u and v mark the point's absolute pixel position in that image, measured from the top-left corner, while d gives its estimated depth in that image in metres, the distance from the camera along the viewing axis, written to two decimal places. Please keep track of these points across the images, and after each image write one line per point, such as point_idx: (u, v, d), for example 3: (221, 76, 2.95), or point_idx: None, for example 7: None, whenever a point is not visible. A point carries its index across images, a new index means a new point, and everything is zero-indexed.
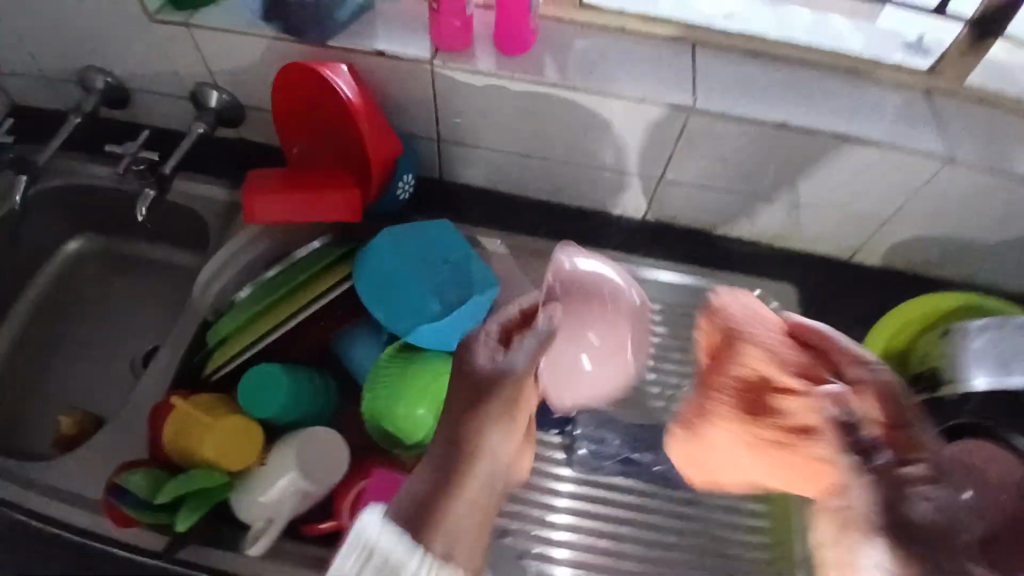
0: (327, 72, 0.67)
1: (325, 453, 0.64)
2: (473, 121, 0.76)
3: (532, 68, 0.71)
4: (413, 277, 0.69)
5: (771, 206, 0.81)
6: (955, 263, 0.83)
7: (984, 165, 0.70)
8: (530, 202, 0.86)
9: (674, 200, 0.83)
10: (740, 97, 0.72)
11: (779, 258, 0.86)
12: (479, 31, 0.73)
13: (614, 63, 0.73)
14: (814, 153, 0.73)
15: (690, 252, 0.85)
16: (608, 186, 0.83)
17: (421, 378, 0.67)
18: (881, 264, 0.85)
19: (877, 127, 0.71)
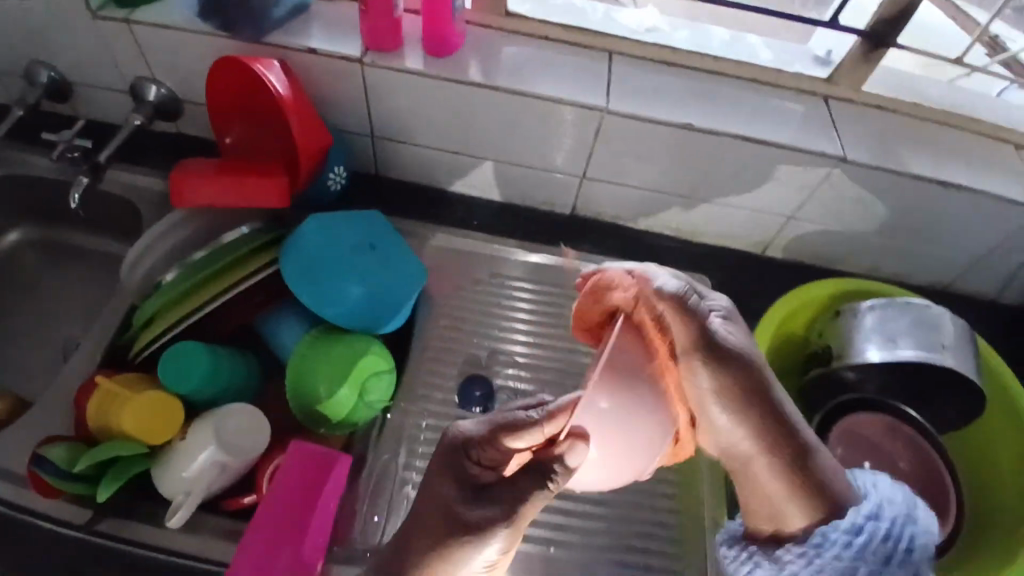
0: (260, 66, 0.71)
1: (244, 427, 0.66)
2: (403, 116, 0.80)
3: (457, 68, 0.76)
4: (341, 258, 0.72)
5: (687, 203, 0.86)
6: (859, 256, 0.90)
7: (871, 164, 0.77)
8: (463, 197, 0.90)
9: (596, 197, 0.88)
10: (650, 101, 0.77)
11: (699, 252, 0.92)
12: (408, 33, 0.78)
13: (533, 64, 0.79)
14: (720, 154, 0.78)
15: (613, 246, 0.90)
16: (536, 184, 0.87)
17: (342, 354, 0.69)
18: (792, 258, 0.92)
19: (775, 130, 0.77)
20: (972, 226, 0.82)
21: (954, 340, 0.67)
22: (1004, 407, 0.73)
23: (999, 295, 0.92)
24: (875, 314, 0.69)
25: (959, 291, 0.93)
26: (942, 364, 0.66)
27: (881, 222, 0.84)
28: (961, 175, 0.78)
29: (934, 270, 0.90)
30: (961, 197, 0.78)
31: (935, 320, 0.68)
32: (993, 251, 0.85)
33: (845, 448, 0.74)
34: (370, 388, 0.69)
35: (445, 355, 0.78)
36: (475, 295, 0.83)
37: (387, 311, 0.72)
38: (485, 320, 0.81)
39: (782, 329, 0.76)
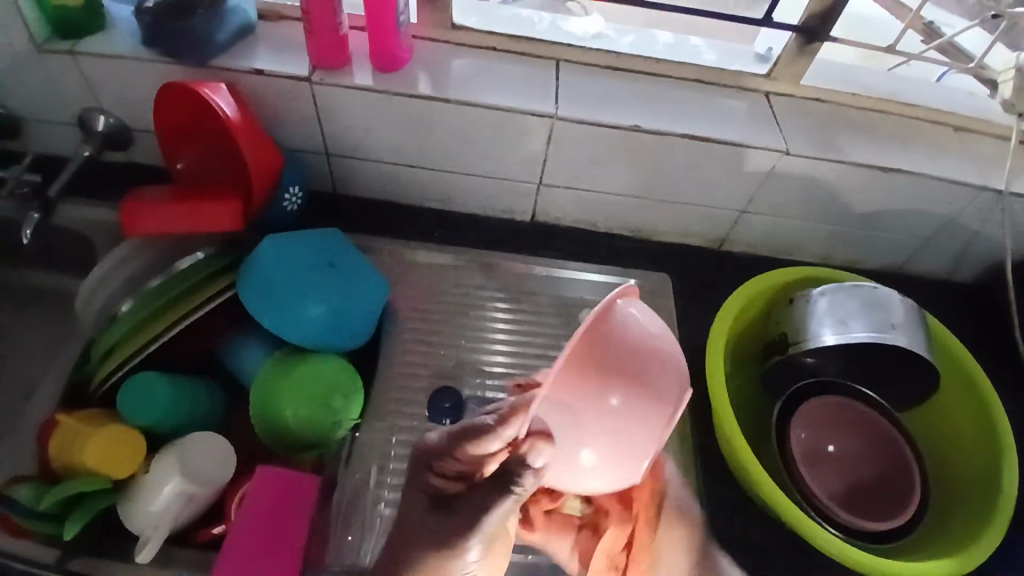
0: (206, 91, 0.71)
1: (209, 455, 0.65)
2: (356, 133, 0.80)
3: (406, 81, 0.77)
4: (299, 277, 0.70)
5: (643, 203, 0.88)
6: (812, 245, 0.92)
7: (816, 155, 0.79)
8: (424, 210, 0.90)
9: (556, 202, 0.89)
10: (598, 105, 0.79)
11: (658, 251, 0.93)
12: (355, 50, 0.78)
13: (482, 75, 0.80)
14: (670, 153, 0.80)
15: (575, 250, 0.91)
16: (493, 193, 0.88)
17: (304, 373, 0.68)
18: (748, 251, 0.94)
19: (721, 127, 0.80)
20: (916, 208, 0.85)
21: (903, 317, 0.70)
22: (951, 371, 0.76)
23: (948, 274, 0.95)
24: (827, 300, 0.71)
25: (910, 272, 0.96)
26: (893, 342, 0.69)
27: (830, 210, 0.86)
28: (901, 160, 0.81)
29: (888, 254, 0.93)
30: (903, 180, 0.81)
31: (884, 300, 0.70)
32: (938, 231, 0.88)
33: (802, 435, 0.75)
34: (337, 407, 0.68)
35: (412, 368, 0.77)
36: (439, 305, 0.83)
37: (350, 328, 0.72)
38: (450, 330, 0.81)
39: (740, 320, 0.78)
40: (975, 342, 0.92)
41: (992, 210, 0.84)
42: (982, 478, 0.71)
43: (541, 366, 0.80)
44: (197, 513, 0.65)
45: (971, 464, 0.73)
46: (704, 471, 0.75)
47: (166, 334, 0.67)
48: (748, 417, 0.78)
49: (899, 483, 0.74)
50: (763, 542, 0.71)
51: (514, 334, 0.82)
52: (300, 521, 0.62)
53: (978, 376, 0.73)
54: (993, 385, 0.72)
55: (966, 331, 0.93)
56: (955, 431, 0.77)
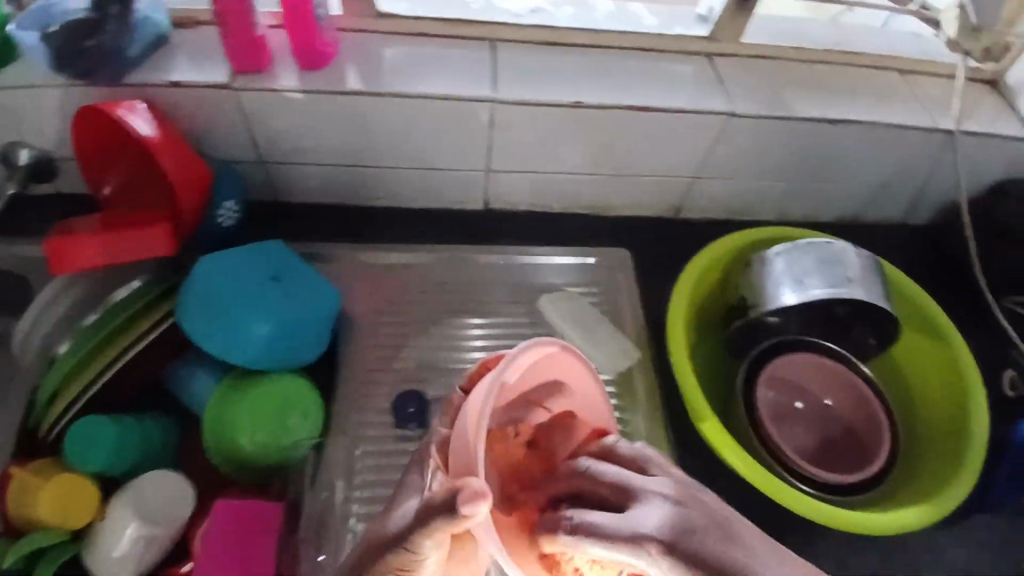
0: (120, 112, 0.66)
1: (169, 494, 0.63)
2: (288, 137, 0.76)
3: (332, 78, 0.73)
4: (240, 298, 0.67)
5: (599, 178, 0.85)
6: (767, 204, 0.91)
7: (764, 115, 0.77)
8: (371, 209, 0.87)
9: (507, 187, 0.86)
10: (537, 84, 0.76)
11: (615, 226, 0.92)
12: (277, 49, 0.74)
13: (413, 64, 0.76)
14: (617, 126, 0.78)
15: (531, 234, 0.89)
16: (438, 185, 0.85)
17: (259, 394, 0.66)
18: (705, 217, 0.93)
19: (663, 97, 0.77)
20: (867, 159, 0.84)
21: (859, 270, 0.70)
22: (914, 313, 0.76)
23: (906, 219, 0.95)
24: (783, 259, 0.71)
25: (870, 221, 0.95)
26: (850, 295, 0.69)
27: (782, 168, 0.85)
28: (849, 112, 0.80)
29: (845, 205, 0.91)
30: (851, 131, 0.80)
31: (840, 255, 0.70)
32: (893, 178, 0.87)
33: (770, 394, 0.75)
34: (292, 427, 0.66)
35: (375, 378, 0.75)
36: (394, 308, 0.80)
37: (304, 342, 0.70)
38: (407, 332, 0.79)
39: (700, 288, 0.77)
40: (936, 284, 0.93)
41: (942, 151, 0.84)
42: (952, 424, 0.71)
43: None
44: (163, 554, 0.63)
45: (938, 412, 0.74)
46: (678, 447, 0.75)
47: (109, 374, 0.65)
48: (718, 386, 0.77)
49: (868, 439, 0.74)
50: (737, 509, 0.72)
51: (475, 329, 0.80)
52: (272, 551, 0.60)
53: (941, 321, 0.74)
54: (957, 328, 0.72)
55: (927, 274, 0.93)
56: (917, 380, 0.77)
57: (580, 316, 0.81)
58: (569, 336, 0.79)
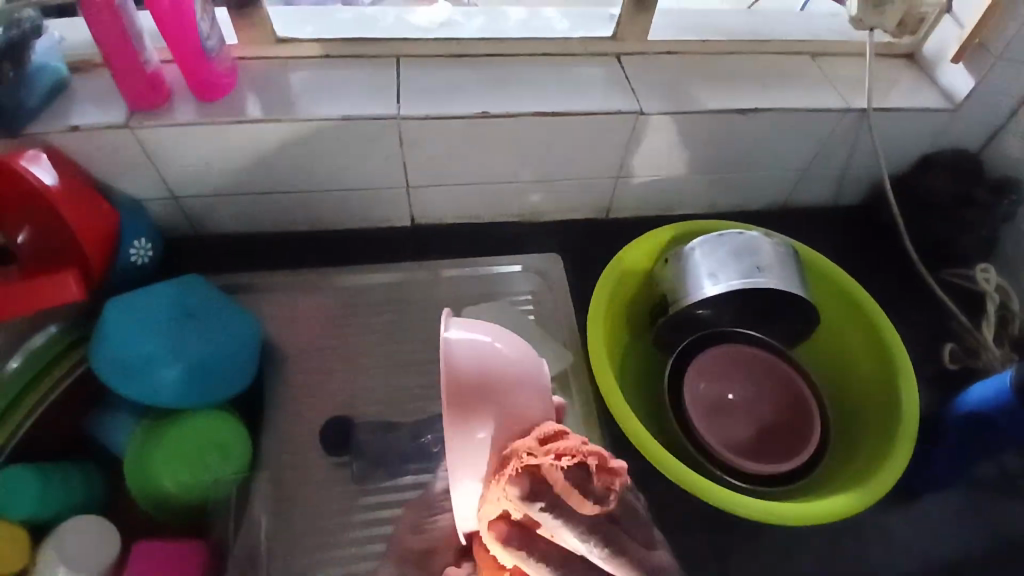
0: (22, 163, 0.66)
1: (92, 541, 0.62)
2: (199, 172, 0.76)
3: (232, 109, 0.72)
4: (155, 338, 0.67)
5: (521, 185, 0.85)
6: (695, 197, 0.91)
7: (673, 111, 0.77)
8: (295, 235, 0.86)
9: (429, 202, 0.85)
10: (442, 97, 0.75)
11: (547, 231, 0.91)
12: (173, 84, 0.73)
13: (316, 88, 0.75)
14: (528, 132, 0.77)
15: (461, 246, 0.88)
16: (359, 206, 0.84)
17: (180, 433, 0.66)
18: (634, 214, 0.93)
19: (572, 100, 0.77)
20: (786, 145, 0.84)
21: (771, 258, 0.70)
22: (837, 293, 0.77)
23: (836, 200, 0.95)
24: (698, 253, 0.72)
25: (801, 205, 0.94)
26: (763, 284, 0.69)
27: (701, 161, 0.85)
28: (762, 99, 0.79)
29: (772, 192, 0.92)
30: (766, 118, 0.80)
31: (751, 245, 0.71)
32: (815, 162, 0.87)
33: (700, 385, 0.76)
34: (214, 464, 0.66)
35: (304, 407, 0.74)
36: (321, 333, 0.79)
37: (224, 377, 0.69)
38: (336, 358, 0.78)
39: (623, 287, 0.77)
40: (871, 261, 0.92)
41: (858, 128, 0.82)
42: (880, 409, 0.71)
43: (435, 375, 0.77)
44: None
45: (869, 396, 0.74)
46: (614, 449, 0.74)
47: (35, 420, 0.67)
48: (648, 384, 0.77)
49: (798, 426, 0.74)
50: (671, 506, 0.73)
51: (405, 347, 0.79)
52: None
53: (862, 299, 0.74)
54: (877, 305, 0.73)
55: (864, 252, 0.93)
56: (848, 365, 0.77)
57: None
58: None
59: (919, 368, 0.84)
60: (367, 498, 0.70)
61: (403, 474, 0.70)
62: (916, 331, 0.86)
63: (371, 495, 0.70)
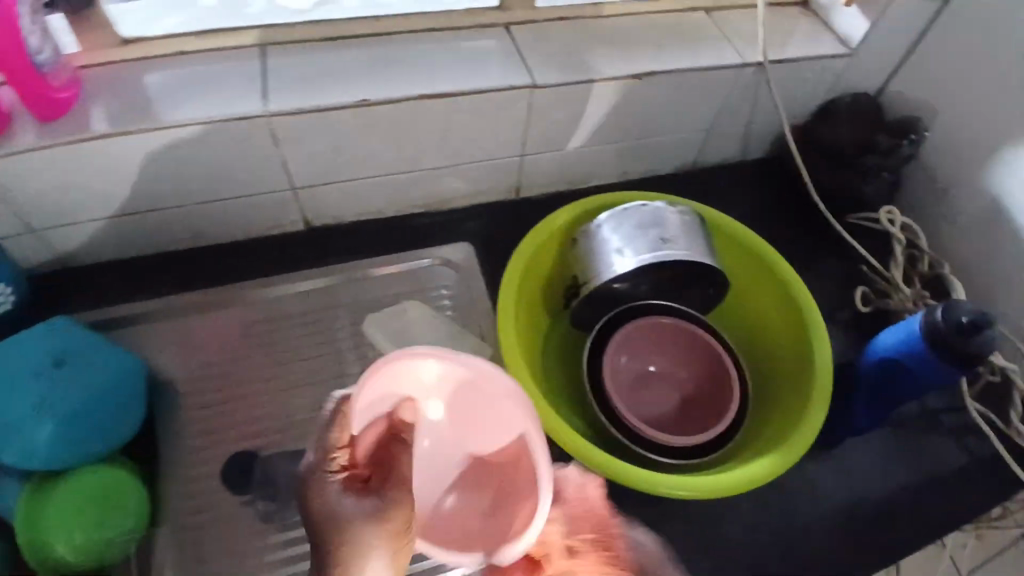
0: None
1: None
2: (52, 201, 0.67)
3: (75, 127, 0.63)
4: (20, 394, 0.61)
5: (420, 174, 0.80)
6: (604, 167, 0.88)
7: (568, 82, 0.74)
8: (179, 254, 0.78)
9: (323, 202, 0.79)
10: (317, 89, 0.69)
11: (457, 218, 0.87)
12: (10, 106, 0.64)
13: (175, 91, 0.67)
14: (417, 119, 0.72)
15: (364, 245, 0.83)
16: (244, 215, 0.77)
17: (63, 493, 0.61)
18: (545, 191, 0.89)
19: (461, 79, 0.72)
20: (690, 105, 0.82)
21: (677, 229, 0.69)
22: (742, 251, 0.76)
23: (746, 156, 0.93)
24: (606, 227, 0.70)
25: (712, 164, 0.93)
26: (670, 255, 0.68)
27: (605, 130, 0.82)
28: (658, 62, 0.76)
29: (681, 155, 0.90)
30: (665, 81, 0.77)
31: (656, 217, 0.69)
32: (720, 120, 0.85)
33: (622, 361, 0.74)
34: (104, 524, 0.60)
35: (212, 440, 0.70)
36: (224, 358, 0.75)
37: (107, 422, 0.64)
38: (241, 382, 0.74)
39: (533, 273, 0.74)
40: (786, 213, 0.91)
41: (757, 84, 0.81)
42: (797, 359, 0.72)
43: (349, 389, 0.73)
44: None
45: (784, 348, 0.74)
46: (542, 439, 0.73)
47: None
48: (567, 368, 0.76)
49: (718, 390, 0.74)
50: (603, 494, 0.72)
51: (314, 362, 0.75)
52: None
53: (768, 257, 0.74)
54: (783, 260, 0.73)
55: (777, 204, 0.92)
56: (762, 321, 0.78)
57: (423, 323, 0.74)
58: None
59: (834, 318, 0.85)
60: (286, 530, 0.66)
61: None
62: (829, 279, 0.87)
63: (291, 526, 0.66)
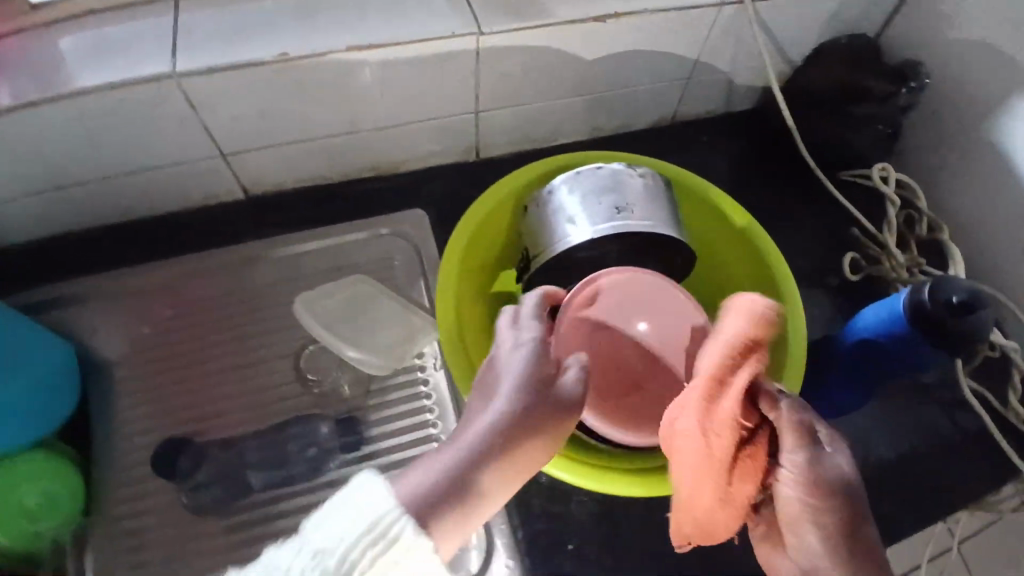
0: None
1: None
2: None
3: None
4: None
5: (361, 137, 0.73)
6: (570, 123, 0.80)
7: (515, 29, 0.65)
8: (111, 229, 0.74)
9: (259, 170, 0.73)
10: (231, 47, 0.62)
11: (410, 184, 0.80)
12: None
13: (74, 54, 0.61)
14: (348, 76, 0.65)
15: (308, 216, 0.77)
16: (175, 188, 0.72)
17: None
18: (507, 151, 0.82)
19: (395, 29, 0.64)
20: (662, 50, 0.73)
21: (636, 197, 0.62)
22: (714, 217, 0.70)
23: (732, 107, 0.84)
24: (560, 193, 0.63)
25: (692, 117, 0.84)
26: (627, 226, 0.61)
27: (566, 83, 0.74)
28: (621, 1, 0.67)
29: (656, 109, 0.81)
30: (628, 24, 0.68)
31: (614, 182, 0.62)
32: (697, 68, 0.76)
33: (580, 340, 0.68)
34: (32, 516, 0.59)
35: (145, 429, 0.67)
36: (158, 341, 0.70)
37: (41, 404, 0.60)
38: (177, 367, 0.69)
39: (481, 247, 0.69)
40: (772, 171, 0.83)
41: (739, 25, 0.71)
42: None
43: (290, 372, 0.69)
44: None
45: None
46: None
47: None
48: None
49: None
50: (557, 484, 0.68)
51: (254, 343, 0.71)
52: None
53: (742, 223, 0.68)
54: (757, 226, 0.67)
55: (764, 161, 0.84)
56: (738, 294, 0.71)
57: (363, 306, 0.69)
58: (340, 342, 0.66)
59: (821, 287, 0.78)
60: (223, 520, 0.64)
61: (265, 489, 0.64)
62: (818, 244, 0.80)
63: (228, 516, 0.64)
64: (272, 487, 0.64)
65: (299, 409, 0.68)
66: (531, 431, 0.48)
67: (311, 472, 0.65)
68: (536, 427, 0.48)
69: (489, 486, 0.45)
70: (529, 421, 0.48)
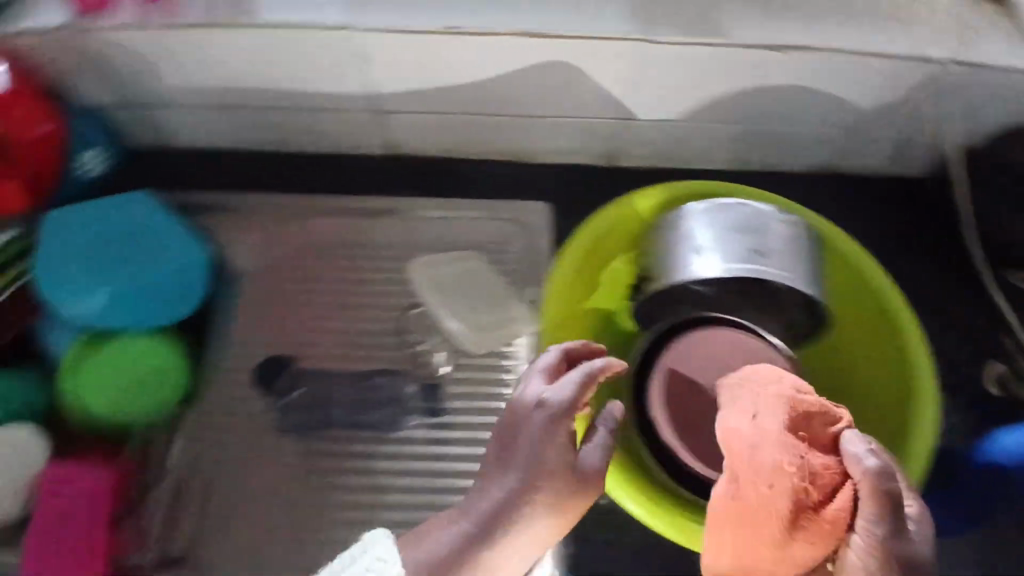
0: None
1: (15, 451, 0.62)
2: (153, 80, 0.70)
3: (179, 12, 0.64)
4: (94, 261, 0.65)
5: (508, 119, 0.74)
6: (717, 150, 0.77)
7: (690, 40, 0.63)
8: (263, 154, 0.80)
9: (406, 129, 0.76)
10: (414, 7, 0.64)
11: (540, 174, 0.80)
12: None
13: None
14: (515, 57, 0.66)
15: (438, 182, 0.79)
16: (329, 129, 0.77)
17: (117, 353, 0.65)
18: (645, 164, 0.80)
19: (572, 19, 0.64)
20: (838, 94, 0.68)
21: (778, 244, 0.59)
22: (869, 297, 0.65)
23: (898, 170, 0.78)
24: (697, 220, 0.60)
25: (850, 171, 0.78)
26: (760, 271, 0.58)
27: (726, 107, 0.71)
28: (809, 34, 0.63)
29: (813, 153, 0.77)
30: (809, 59, 0.64)
31: (757, 223, 0.59)
32: (871, 120, 0.71)
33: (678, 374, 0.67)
34: (143, 393, 0.65)
35: (250, 341, 0.71)
36: (278, 265, 0.75)
37: (169, 296, 0.66)
38: (288, 292, 0.74)
39: (600, 254, 0.68)
40: (925, 247, 0.76)
41: (930, 85, 0.67)
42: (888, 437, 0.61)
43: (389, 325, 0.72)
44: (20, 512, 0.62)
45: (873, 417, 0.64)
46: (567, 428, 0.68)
47: None
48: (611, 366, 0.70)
49: None
50: (615, 506, 0.66)
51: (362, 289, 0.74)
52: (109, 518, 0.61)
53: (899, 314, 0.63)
54: (918, 325, 0.61)
55: (919, 235, 0.77)
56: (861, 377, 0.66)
57: (474, 283, 0.72)
58: (443, 312, 0.70)
59: (951, 384, 0.71)
60: (301, 443, 0.68)
61: (344, 428, 0.67)
62: (960, 338, 0.72)
63: (307, 441, 0.68)
64: (351, 428, 0.67)
65: (389, 362, 0.70)
66: (548, 504, 0.50)
67: (389, 424, 0.68)
68: (561, 505, 0.51)
69: (511, 551, 0.50)
70: (556, 493, 0.50)
